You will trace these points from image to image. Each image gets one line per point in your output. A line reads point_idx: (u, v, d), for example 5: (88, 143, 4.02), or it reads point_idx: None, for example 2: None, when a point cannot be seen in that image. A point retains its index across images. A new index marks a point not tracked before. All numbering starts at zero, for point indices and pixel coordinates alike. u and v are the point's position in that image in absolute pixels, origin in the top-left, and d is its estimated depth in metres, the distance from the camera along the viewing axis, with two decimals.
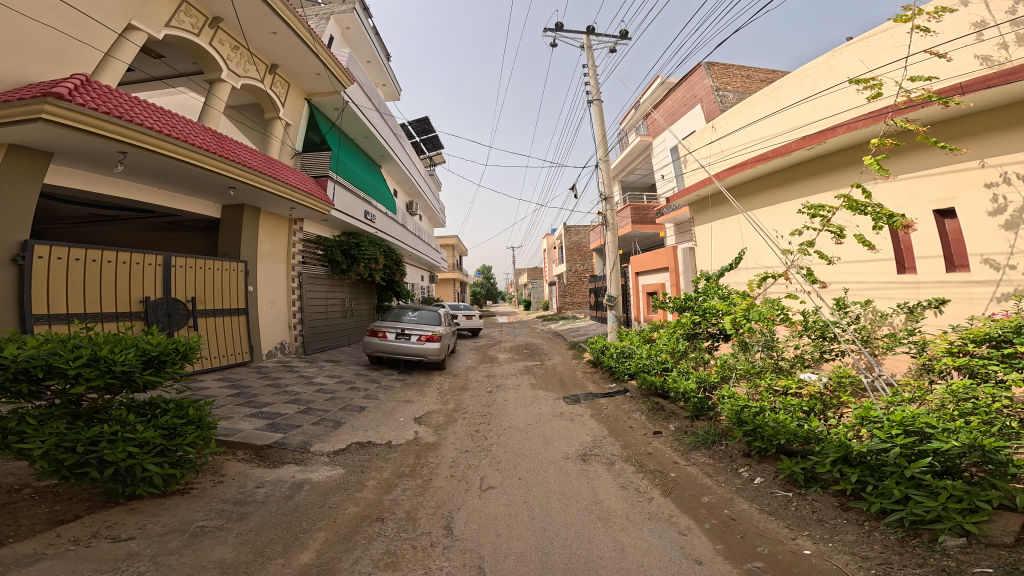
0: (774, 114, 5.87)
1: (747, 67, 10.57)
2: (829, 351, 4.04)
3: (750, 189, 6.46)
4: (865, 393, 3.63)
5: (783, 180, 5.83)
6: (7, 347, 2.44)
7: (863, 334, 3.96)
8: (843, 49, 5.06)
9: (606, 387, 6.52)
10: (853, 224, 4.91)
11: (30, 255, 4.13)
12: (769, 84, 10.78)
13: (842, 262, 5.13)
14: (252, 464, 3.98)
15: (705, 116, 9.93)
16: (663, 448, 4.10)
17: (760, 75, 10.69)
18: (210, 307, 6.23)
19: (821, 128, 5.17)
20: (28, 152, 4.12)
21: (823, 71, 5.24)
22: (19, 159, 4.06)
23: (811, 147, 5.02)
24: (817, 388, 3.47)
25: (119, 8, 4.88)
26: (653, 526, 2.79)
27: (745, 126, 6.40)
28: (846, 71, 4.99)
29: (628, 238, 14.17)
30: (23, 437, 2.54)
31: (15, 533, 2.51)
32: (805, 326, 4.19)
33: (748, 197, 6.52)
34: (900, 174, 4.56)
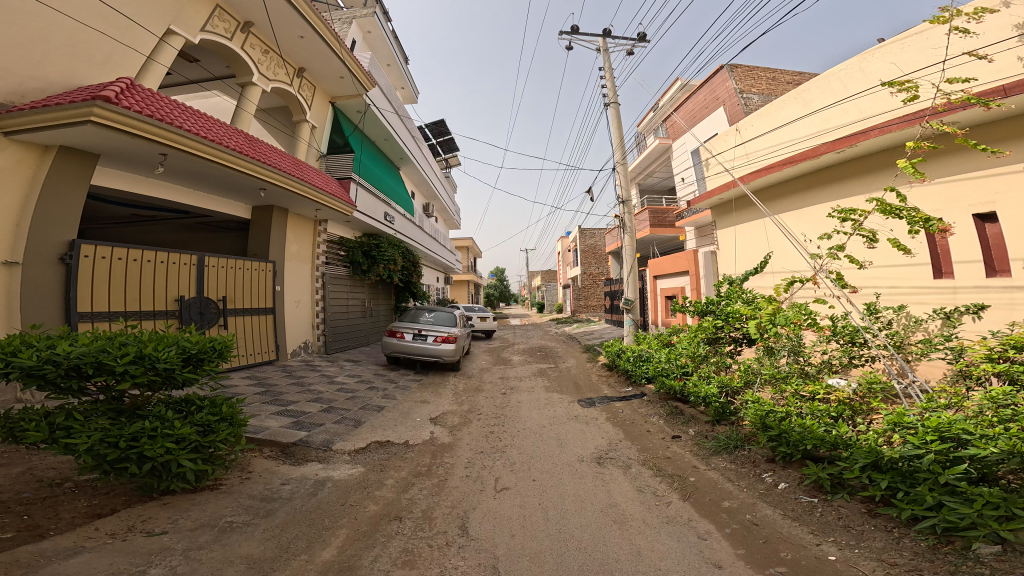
0: (802, 117, 5.84)
1: (770, 69, 10.50)
2: (858, 357, 3.92)
3: (779, 192, 6.38)
4: (897, 399, 3.56)
5: (812, 183, 5.78)
6: (60, 344, 2.52)
7: (895, 340, 3.90)
8: (876, 52, 5.02)
9: (622, 391, 6.52)
10: (887, 229, 4.87)
11: (76, 254, 4.28)
12: (794, 86, 10.69)
13: (874, 266, 5.07)
14: (277, 462, 4.06)
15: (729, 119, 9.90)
16: (682, 452, 4.10)
17: (784, 77, 10.61)
18: (239, 306, 6.37)
19: (851, 132, 5.13)
20: (76, 154, 4.25)
21: (854, 74, 5.23)
22: (68, 160, 4.20)
23: (840, 150, 4.98)
24: (846, 393, 3.43)
25: (161, 14, 5.05)
26: (672, 530, 2.80)
27: (771, 130, 6.37)
28: (878, 74, 4.96)
29: (645, 241, 14.16)
30: (69, 432, 2.62)
31: (55, 526, 2.59)
32: (833, 331, 4.05)
33: (776, 200, 6.45)
34: (937, 177, 4.51)
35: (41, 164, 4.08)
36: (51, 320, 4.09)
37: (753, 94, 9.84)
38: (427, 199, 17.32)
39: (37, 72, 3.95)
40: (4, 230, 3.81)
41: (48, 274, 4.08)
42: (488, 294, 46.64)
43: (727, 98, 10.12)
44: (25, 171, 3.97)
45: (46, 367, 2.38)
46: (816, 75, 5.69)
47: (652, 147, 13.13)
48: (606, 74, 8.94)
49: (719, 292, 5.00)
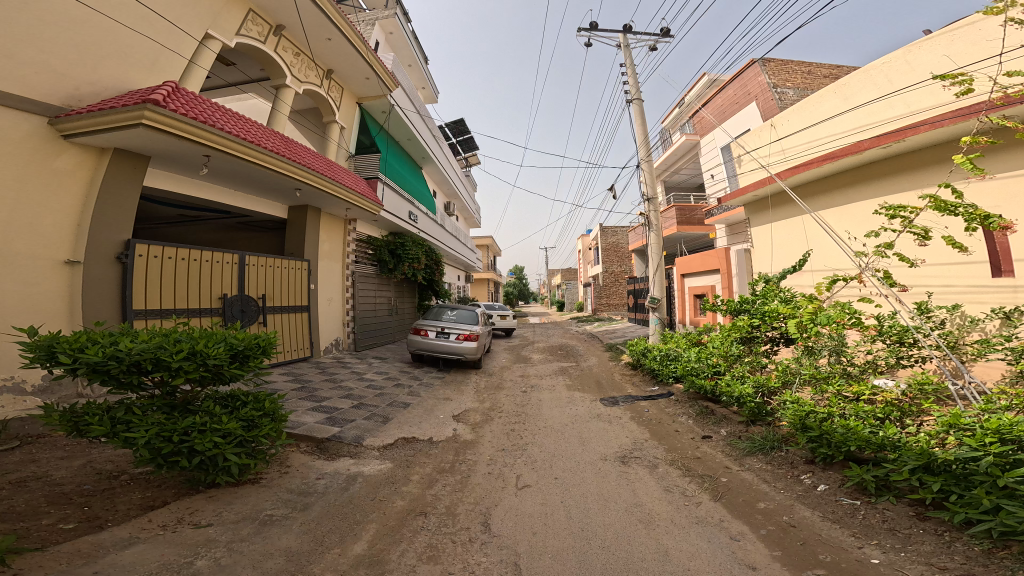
0: (842, 112, 5.74)
1: (805, 63, 10.31)
2: (907, 357, 3.79)
3: (822, 187, 6.22)
4: (951, 401, 3.45)
5: (854, 179, 5.68)
6: (122, 340, 2.61)
7: (949, 340, 3.77)
8: (923, 43, 4.89)
9: (648, 390, 6.47)
10: (941, 226, 4.74)
11: (131, 254, 4.46)
12: (831, 80, 10.46)
13: (926, 264, 4.94)
14: (313, 457, 4.16)
15: (761, 114, 9.74)
16: (712, 452, 4.06)
17: (821, 71, 10.39)
18: (277, 304, 6.52)
19: (899, 125, 5.00)
20: (128, 155, 4.39)
21: (900, 66, 5.11)
22: (122, 161, 4.35)
23: (885, 146, 4.90)
24: (894, 394, 3.34)
25: (199, 17, 5.18)
26: (701, 530, 2.79)
27: (808, 125, 6.26)
28: (926, 67, 4.83)
29: (672, 238, 14.05)
30: (129, 426, 2.71)
31: (112, 518, 2.70)
32: (878, 330, 3.91)
33: (818, 196, 6.30)
34: (997, 173, 4.34)
35: (98, 163, 4.22)
36: (107, 317, 4.27)
37: (787, 88, 9.68)
38: (448, 198, 17.48)
39: (93, 77, 4.13)
40: (67, 231, 3.98)
41: (106, 272, 4.27)
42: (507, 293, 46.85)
43: (758, 93, 9.99)
44: (85, 172, 4.12)
45: (110, 364, 2.46)
46: (857, 69, 5.57)
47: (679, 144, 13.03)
48: (628, 70, 8.87)
49: (754, 291, 4.94)
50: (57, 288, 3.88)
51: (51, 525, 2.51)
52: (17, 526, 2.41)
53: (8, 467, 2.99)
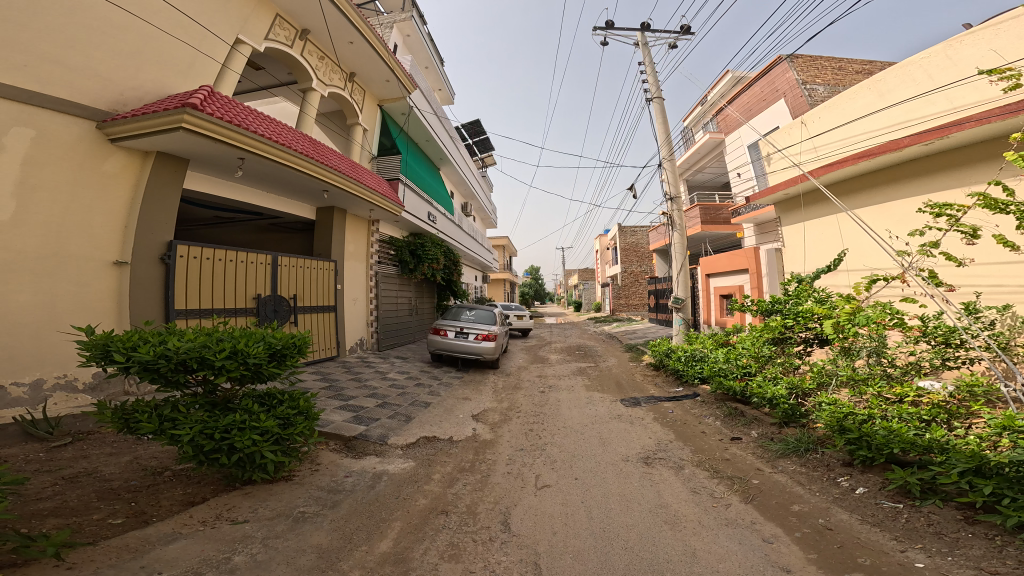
0: (879, 109, 5.64)
1: (836, 59, 10.16)
2: (953, 359, 3.70)
3: (858, 185, 6.13)
4: (1002, 403, 3.35)
5: (894, 176, 5.58)
6: (170, 339, 2.67)
7: (1000, 341, 3.66)
8: (964, 38, 4.79)
9: (671, 391, 6.42)
10: (991, 224, 4.64)
11: (173, 255, 4.64)
12: (863, 76, 10.28)
13: (975, 263, 4.84)
14: (340, 455, 4.22)
15: (790, 111, 9.71)
16: (741, 454, 4.01)
17: (853, 67, 10.22)
18: (308, 304, 6.65)
19: (940, 121, 4.90)
20: (168, 158, 4.55)
21: (940, 61, 5.01)
22: (164, 164, 4.53)
23: (927, 143, 4.81)
24: (941, 396, 3.26)
25: (228, 22, 5.29)
26: (731, 532, 2.75)
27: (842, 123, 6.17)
28: (968, 62, 4.74)
29: (697, 237, 14.01)
30: (174, 424, 2.79)
31: (157, 513, 2.76)
32: (922, 331, 3.83)
33: (854, 193, 6.20)
34: None
35: (143, 166, 4.40)
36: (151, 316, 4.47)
37: (817, 84, 9.57)
38: (466, 198, 17.58)
39: (128, 82, 4.25)
40: (114, 235, 4.18)
41: (150, 273, 4.46)
42: (523, 293, 46.93)
43: (788, 89, 9.93)
44: (131, 175, 4.32)
45: (160, 362, 2.53)
46: (895, 64, 5.48)
47: (704, 143, 13.03)
48: (647, 69, 8.81)
49: (787, 291, 4.90)
50: (105, 289, 4.08)
51: (101, 520, 2.57)
52: (69, 521, 2.47)
53: (61, 462, 3.09)
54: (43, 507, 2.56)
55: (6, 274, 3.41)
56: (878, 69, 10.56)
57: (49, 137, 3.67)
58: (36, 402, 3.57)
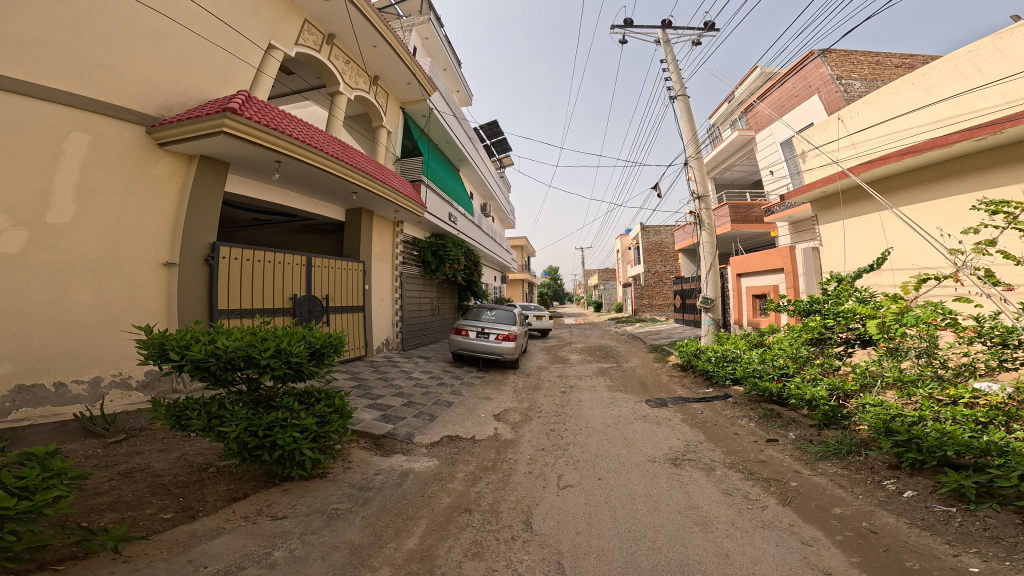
0: (922, 105, 5.55)
1: (874, 53, 10.12)
2: (1011, 360, 3.53)
3: (907, 181, 5.92)
4: None
5: (941, 174, 5.47)
6: (218, 338, 2.75)
7: None
8: (1014, 31, 4.73)
9: (701, 392, 6.33)
10: None
11: (215, 255, 4.89)
12: (903, 69, 10.13)
13: None
14: (370, 453, 4.25)
15: (825, 107, 9.70)
16: (778, 456, 3.94)
17: (893, 60, 10.08)
18: (339, 304, 6.82)
19: (989, 117, 4.80)
20: (210, 163, 4.84)
21: (989, 55, 4.94)
22: (207, 168, 4.80)
23: (978, 139, 4.71)
24: (998, 399, 3.14)
25: (254, 27, 5.39)
26: (768, 534, 2.68)
27: (882, 120, 6.07)
28: (1018, 56, 4.66)
29: (729, 237, 14.33)
30: (221, 421, 2.86)
31: (202, 508, 2.82)
32: (978, 331, 3.69)
33: (902, 189, 6.00)
34: None
35: (187, 170, 4.69)
36: (198, 315, 4.73)
37: (854, 79, 9.56)
38: (485, 199, 17.68)
39: (154, 87, 4.36)
40: (163, 236, 4.46)
41: (195, 273, 4.71)
42: (541, 293, 46.98)
43: (821, 85, 9.98)
44: (176, 179, 4.60)
45: (210, 360, 2.61)
46: (939, 59, 5.41)
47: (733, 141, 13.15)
48: (669, 67, 8.73)
49: (827, 290, 4.90)
50: (156, 287, 4.36)
51: (153, 514, 2.64)
52: (125, 515, 2.54)
53: (116, 458, 3.23)
54: (100, 501, 2.64)
55: (69, 275, 3.70)
56: (920, 62, 10.45)
57: (103, 142, 3.96)
58: (95, 398, 3.80)
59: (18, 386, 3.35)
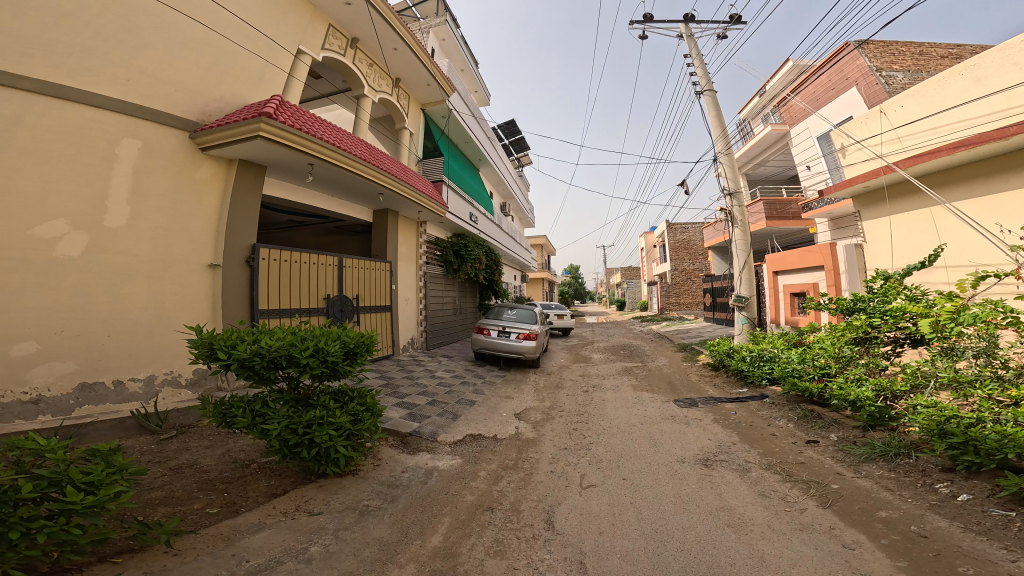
0: (973, 96, 5.36)
1: (917, 45, 10.31)
2: None
3: (966, 175, 5.66)
4: None
5: (997, 168, 5.29)
6: (262, 338, 2.85)
7: None
8: None
9: (734, 392, 6.21)
10: None
11: (256, 258, 5.05)
12: (948, 59, 10.28)
13: None
14: (398, 451, 4.30)
15: (865, 99, 9.95)
16: (818, 458, 3.84)
17: (939, 50, 10.28)
18: (368, 304, 6.92)
19: None
20: (251, 166, 5.00)
21: None
22: (247, 171, 4.97)
23: None
24: None
25: (282, 31, 5.50)
26: (807, 537, 2.61)
27: (929, 112, 5.88)
28: None
29: (764, 235, 14.51)
30: (264, 419, 2.93)
31: (245, 503, 2.90)
32: None
33: (953, 184, 5.83)
34: None
35: (228, 173, 4.87)
36: (241, 316, 4.90)
37: (896, 71, 9.84)
38: (503, 198, 17.64)
39: (185, 89, 4.44)
40: (207, 237, 4.65)
41: (238, 275, 4.89)
42: (561, 292, 46.90)
43: (860, 77, 10.26)
44: (219, 183, 4.79)
45: (255, 359, 2.71)
46: (992, 48, 5.21)
47: (768, 136, 13.45)
48: (694, 62, 8.58)
49: (873, 288, 4.85)
50: (203, 287, 4.58)
51: (200, 509, 2.73)
52: (177, 509, 2.65)
53: (168, 454, 3.42)
54: (154, 496, 2.79)
55: (125, 277, 3.93)
56: (967, 52, 10.44)
57: (152, 147, 4.16)
58: (150, 395, 4.05)
59: (81, 384, 3.60)
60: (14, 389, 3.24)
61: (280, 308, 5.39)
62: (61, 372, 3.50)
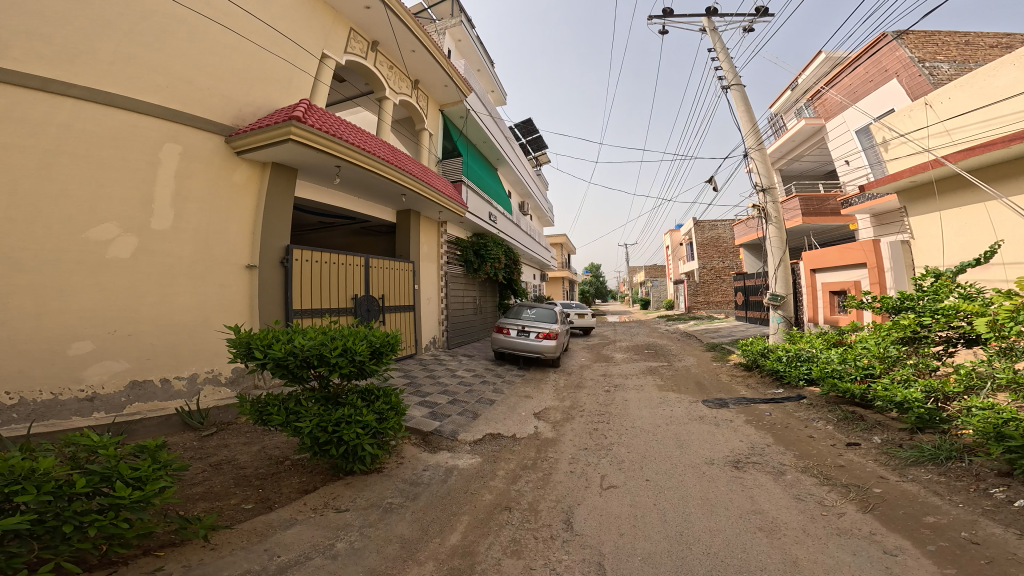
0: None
1: (962, 34, 10.02)
2: None
3: (1020, 166, 5.38)
4: None
5: None
6: (295, 338, 2.94)
7: None
8: None
9: (769, 393, 6.02)
10: None
11: (289, 258, 5.20)
12: (998, 49, 9.91)
13: None
14: (419, 449, 4.35)
15: (908, 91, 9.65)
16: (858, 460, 3.69)
17: (987, 40, 9.97)
18: (393, 304, 7.04)
19: None
20: (283, 169, 5.14)
21: None
22: (279, 174, 5.12)
23: None
24: None
25: (307, 36, 5.64)
26: (844, 542, 2.50)
27: (979, 104, 5.65)
28: None
29: (801, 231, 14.08)
30: (297, 416, 3.01)
31: (278, 499, 3.00)
32: None
33: (1005, 179, 5.57)
34: None
35: (262, 176, 5.03)
36: (277, 315, 5.05)
37: (940, 61, 9.56)
38: (521, 198, 17.60)
39: (217, 94, 4.59)
40: (245, 239, 4.82)
41: (273, 275, 5.04)
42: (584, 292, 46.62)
43: (900, 68, 9.98)
44: (254, 186, 4.95)
45: (289, 358, 2.81)
46: None
47: (802, 130, 13.17)
48: (719, 55, 8.37)
49: (922, 286, 4.63)
50: (241, 287, 4.75)
51: (236, 504, 2.85)
52: (214, 505, 2.79)
53: (208, 451, 3.61)
54: (195, 491, 2.95)
55: (169, 278, 4.12)
56: (1018, 41, 10.04)
57: (191, 151, 4.35)
58: (192, 394, 4.25)
59: (132, 382, 3.82)
60: (71, 386, 3.48)
61: (312, 308, 5.53)
62: (114, 370, 3.72)
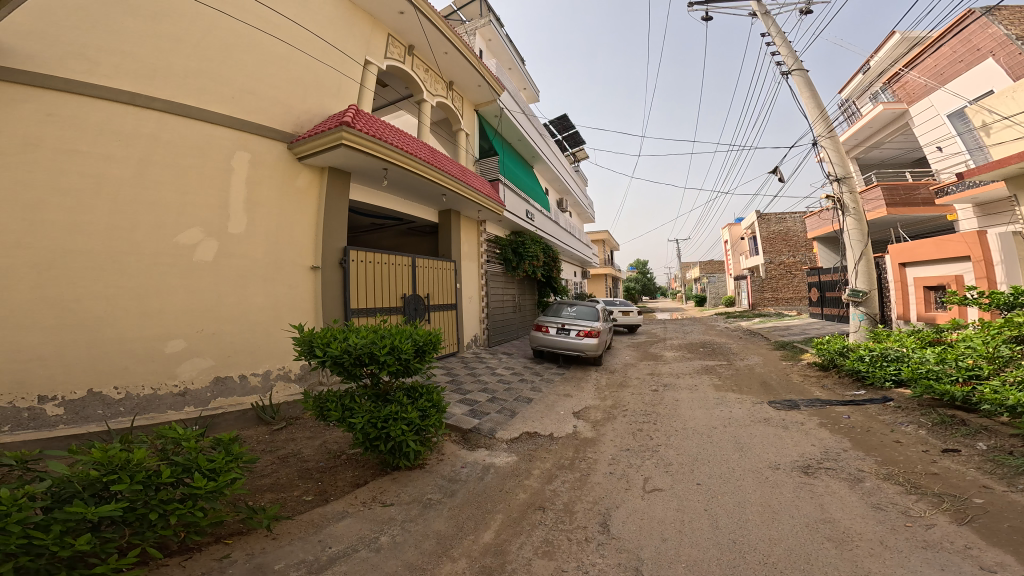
0: None
1: None
2: None
3: None
4: None
5: None
6: (350, 336, 3.07)
7: None
8: None
9: (846, 394, 5.59)
10: None
11: (347, 259, 5.42)
12: None
13: None
14: (459, 446, 4.40)
15: (1008, 71, 8.73)
16: (956, 469, 3.32)
17: None
18: (437, 302, 7.17)
19: None
20: (338, 173, 5.35)
21: None
22: (336, 178, 5.34)
23: None
24: None
25: (349, 42, 5.83)
26: (929, 557, 2.24)
27: None
28: None
29: (884, 222, 12.95)
30: (351, 412, 3.14)
31: (335, 492, 3.14)
32: None
33: None
34: None
35: (321, 181, 5.27)
36: (336, 315, 5.27)
37: None
38: (559, 196, 17.43)
39: (272, 99, 4.81)
40: (308, 241, 5.07)
41: (333, 275, 5.27)
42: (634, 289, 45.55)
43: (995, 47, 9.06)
44: (315, 191, 5.20)
45: (343, 356, 2.94)
46: None
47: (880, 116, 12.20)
48: (774, 39, 7.86)
49: None
50: (307, 286, 5.00)
51: (298, 496, 3.01)
52: (279, 496, 2.97)
53: (278, 444, 3.85)
54: (263, 483, 3.15)
55: (244, 278, 4.40)
56: None
57: (258, 157, 4.62)
58: (266, 389, 4.50)
59: (216, 377, 4.12)
60: (168, 383, 3.80)
61: (367, 308, 5.73)
62: (202, 367, 4.04)
